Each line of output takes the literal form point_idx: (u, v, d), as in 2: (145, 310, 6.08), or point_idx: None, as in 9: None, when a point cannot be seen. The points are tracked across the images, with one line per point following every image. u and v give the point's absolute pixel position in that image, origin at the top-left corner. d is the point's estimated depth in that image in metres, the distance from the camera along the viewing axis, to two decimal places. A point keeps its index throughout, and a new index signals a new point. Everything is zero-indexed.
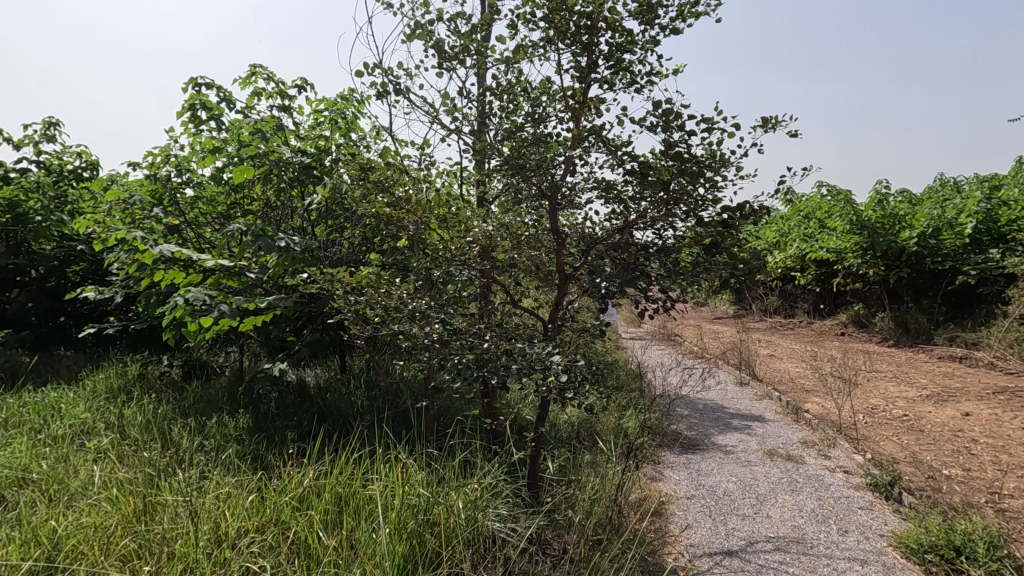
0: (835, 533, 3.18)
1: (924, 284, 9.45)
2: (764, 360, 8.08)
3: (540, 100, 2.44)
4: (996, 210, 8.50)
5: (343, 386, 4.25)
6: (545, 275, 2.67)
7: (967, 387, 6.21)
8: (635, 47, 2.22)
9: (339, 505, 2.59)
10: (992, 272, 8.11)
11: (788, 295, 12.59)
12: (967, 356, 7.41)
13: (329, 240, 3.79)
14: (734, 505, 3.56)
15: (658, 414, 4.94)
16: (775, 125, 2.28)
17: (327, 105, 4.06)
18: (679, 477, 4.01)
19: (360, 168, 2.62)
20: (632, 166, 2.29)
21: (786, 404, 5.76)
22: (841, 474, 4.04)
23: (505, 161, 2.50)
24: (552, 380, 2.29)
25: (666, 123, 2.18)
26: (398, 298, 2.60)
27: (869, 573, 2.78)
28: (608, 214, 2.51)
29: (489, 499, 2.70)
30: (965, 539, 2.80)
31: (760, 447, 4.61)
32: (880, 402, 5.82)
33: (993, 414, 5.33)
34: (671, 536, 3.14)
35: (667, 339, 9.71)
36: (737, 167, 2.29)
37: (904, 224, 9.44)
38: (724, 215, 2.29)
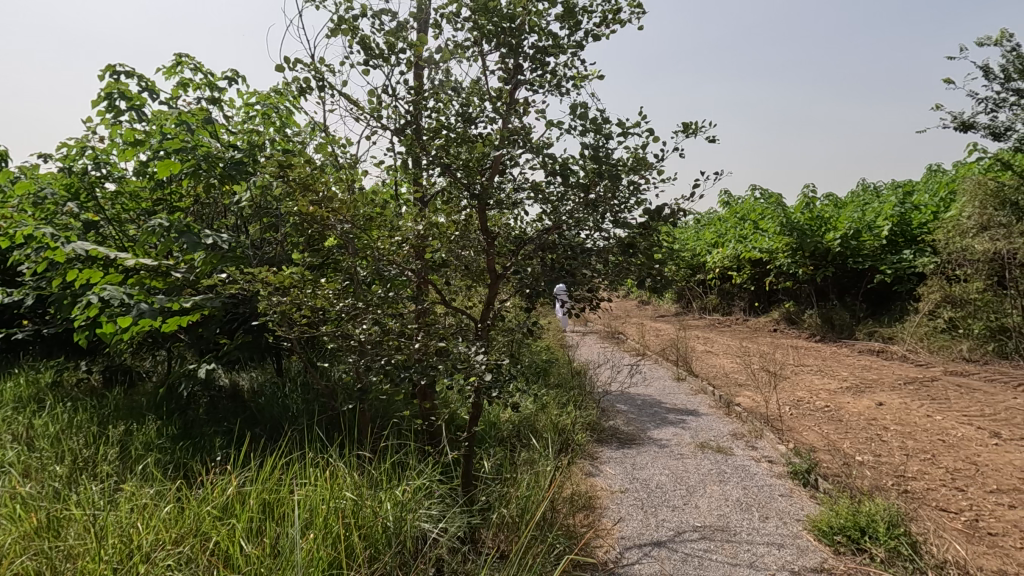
0: (756, 520, 3.34)
1: (847, 282, 10.09)
2: (701, 356, 8.40)
3: (470, 100, 2.42)
4: (909, 214, 9.18)
5: (277, 390, 4.10)
6: (476, 274, 2.66)
7: (882, 378, 6.67)
8: (560, 50, 2.25)
9: (264, 512, 2.51)
10: (905, 271, 8.80)
11: (725, 293, 13.15)
12: (884, 350, 7.96)
13: (261, 239, 3.64)
14: (664, 498, 3.68)
15: (596, 411, 5.06)
16: (695, 130, 2.38)
17: (259, 98, 3.90)
18: (614, 471, 4.12)
19: (280, 166, 2.47)
20: (557, 168, 2.33)
21: (719, 398, 6.01)
22: (765, 464, 4.25)
23: (434, 159, 2.49)
24: (476, 380, 2.29)
25: (588, 125, 2.23)
26: (324, 298, 2.55)
27: (785, 556, 2.94)
28: (538, 215, 2.54)
29: (421, 499, 2.68)
30: (868, 520, 3.01)
31: (693, 441, 4.78)
32: (805, 394, 6.16)
33: (903, 403, 5.75)
34: (603, 529, 3.22)
35: (612, 338, 9.94)
36: (660, 170, 2.38)
37: (829, 225, 10.01)
38: (646, 217, 2.36)
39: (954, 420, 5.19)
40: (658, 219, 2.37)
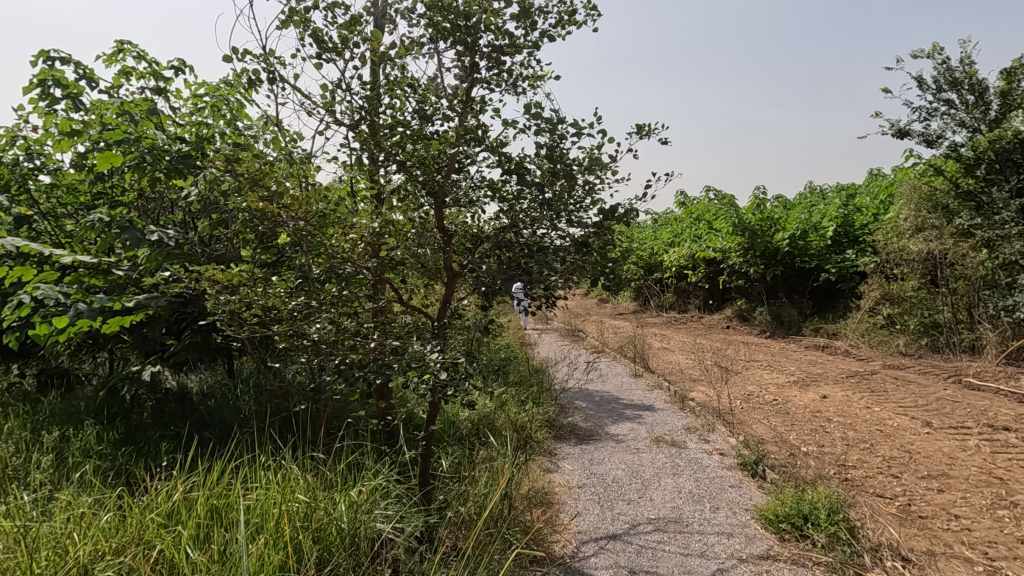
0: (708, 511, 3.45)
1: (795, 280, 10.53)
2: (657, 352, 8.60)
3: (426, 97, 2.39)
4: (852, 216, 9.64)
5: (229, 391, 3.97)
6: (433, 271, 2.64)
7: (827, 372, 7.00)
8: (516, 50, 2.26)
9: (213, 518, 2.43)
10: (848, 270, 9.25)
11: (681, 291, 13.50)
12: (829, 345, 8.34)
13: (211, 236, 3.50)
14: (621, 491, 3.76)
15: (555, 408, 5.11)
16: (648, 131, 2.43)
17: (207, 89, 3.75)
18: (572, 467, 4.17)
19: (228, 160, 2.37)
20: (513, 167, 2.34)
21: (674, 393, 6.17)
22: (717, 456, 4.39)
23: (390, 156, 2.45)
24: (432, 378, 2.28)
25: (543, 124, 2.25)
26: (276, 296, 2.47)
27: (734, 545, 3.05)
28: (495, 213, 2.55)
29: (377, 500, 2.64)
30: (811, 507, 3.15)
31: (649, 435, 4.89)
32: (755, 388, 6.39)
33: (845, 395, 6.05)
34: (560, 525, 3.26)
35: (572, 336, 10.05)
36: (614, 171, 2.41)
37: (779, 226, 10.40)
38: (601, 217, 2.40)
39: (891, 410, 5.49)
40: (612, 219, 2.42)
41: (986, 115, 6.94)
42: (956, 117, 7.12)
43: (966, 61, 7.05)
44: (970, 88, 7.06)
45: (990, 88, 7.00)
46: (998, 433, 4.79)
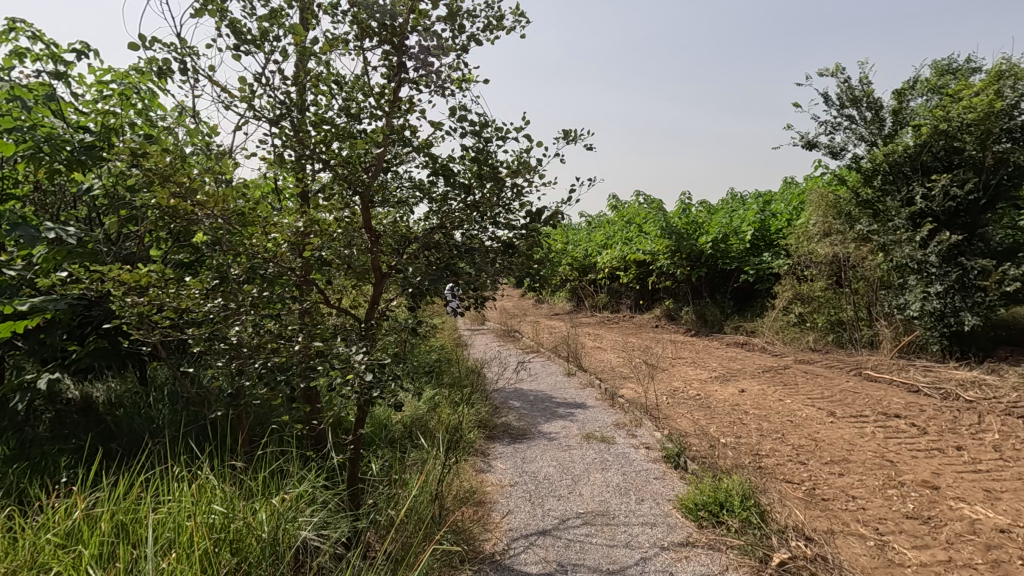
0: (633, 503, 3.60)
1: (718, 281, 11.12)
2: (590, 351, 8.82)
3: (352, 94, 2.34)
4: (768, 221, 10.32)
5: (140, 400, 3.71)
6: (360, 272, 2.60)
7: (745, 368, 7.45)
8: (444, 52, 2.27)
9: (119, 535, 2.27)
10: (765, 272, 9.87)
11: (613, 291, 13.93)
12: (747, 342, 8.88)
13: (120, 234, 3.26)
14: (551, 488, 3.84)
15: (488, 408, 5.15)
16: (575, 137, 2.49)
17: (115, 76, 3.49)
18: (505, 466, 4.22)
19: (135, 153, 2.21)
20: (440, 168, 2.35)
21: (604, 391, 6.36)
22: (643, 450, 4.57)
23: (314, 154, 2.38)
24: (357, 381, 2.23)
25: (470, 127, 2.28)
26: (190, 298, 2.34)
27: (656, 534, 3.20)
28: (424, 214, 2.54)
29: (301, 507, 2.56)
30: (726, 495, 3.34)
31: (579, 432, 5.03)
32: (680, 384, 6.70)
33: (761, 389, 6.46)
34: (491, 523, 3.30)
35: (507, 336, 10.14)
36: (541, 175, 2.46)
37: (703, 230, 10.96)
38: (528, 219, 2.45)
39: (800, 402, 5.92)
40: (539, 221, 2.47)
41: (882, 131, 7.61)
42: (857, 131, 7.76)
43: (864, 81, 7.70)
44: (868, 105, 7.73)
45: (884, 107, 7.69)
46: (890, 420, 5.27)
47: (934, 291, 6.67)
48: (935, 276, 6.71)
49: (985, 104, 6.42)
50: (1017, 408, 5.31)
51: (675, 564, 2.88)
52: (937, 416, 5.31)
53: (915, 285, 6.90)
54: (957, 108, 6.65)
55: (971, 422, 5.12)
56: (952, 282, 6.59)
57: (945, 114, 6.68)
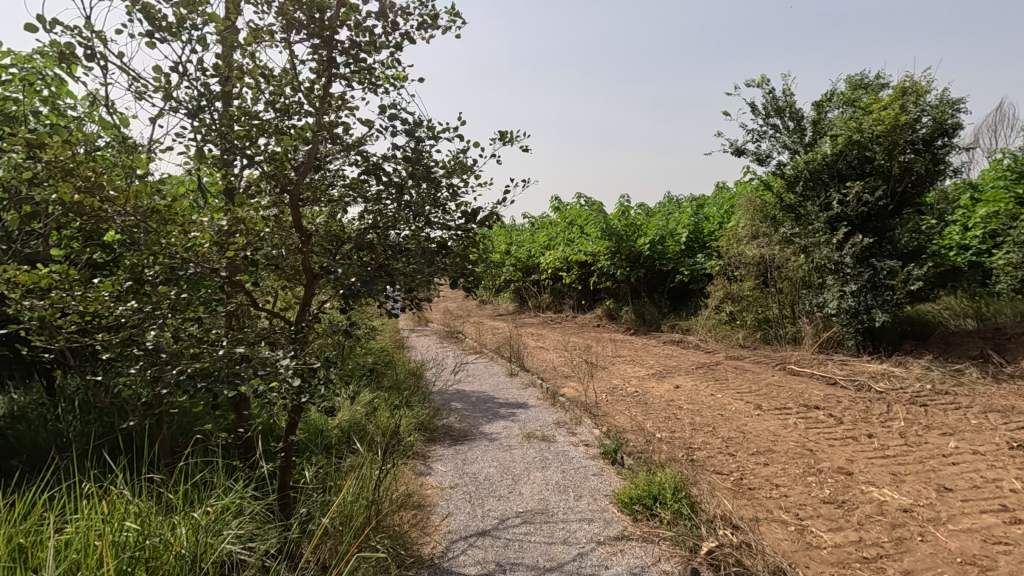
0: (572, 500, 3.66)
1: (655, 281, 11.51)
2: (533, 351, 8.91)
3: (280, 88, 2.24)
4: (702, 224, 10.79)
5: (46, 411, 3.41)
6: (290, 274, 2.50)
7: (680, 365, 7.74)
8: (376, 48, 2.23)
9: (17, 560, 2.09)
10: (699, 272, 10.30)
11: (556, 292, 14.13)
12: (683, 340, 9.24)
13: (21, 232, 2.98)
14: (491, 488, 3.84)
15: (429, 410, 5.10)
16: (511, 139, 2.50)
17: (16, 59, 3.20)
18: (445, 468, 4.19)
19: (33, 144, 2.03)
20: (373, 167, 2.29)
21: (546, 390, 6.44)
22: (582, 447, 4.66)
23: (237, 150, 2.26)
24: (285, 386, 2.13)
25: (403, 126, 2.23)
26: (99, 301, 2.17)
27: (593, 529, 3.26)
28: (360, 213, 2.48)
29: (227, 520, 2.43)
30: (659, 488, 3.45)
31: (521, 432, 5.06)
32: (619, 382, 6.87)
33: (695, 384, 6.73)
34: (431, 527, 3.27)
35: (450, 337, 10.08)
36: (477, 175, 2.46)
37: (641, 232, 11.30)
38: (463, 219, 2.44)
39: (730, 396, 6.21)
40: (474, 222, 2.46)
41: (803, 140, 8.09)
42: (781, 139, 8.23)
43: (787, 92, 8.17)
44: (791, 116, 8.21)
45: (805, 117, 8.19)
46: (810, 411, 5.63)
47: (849, 290, 7.16)
48: (850, 276, 7.21)
49: (892, 117, 6.94)
50: (920, 396, 5.79)
51: (611, 557, 2.95)
52: (852, 406, 5.71)
53: (832, 284, 7.40)
54: (869, 121, 7.17)
55: (881, 411, 5.54)
56: (865, 282, 7.08)
57: (857, 126, 7.20)
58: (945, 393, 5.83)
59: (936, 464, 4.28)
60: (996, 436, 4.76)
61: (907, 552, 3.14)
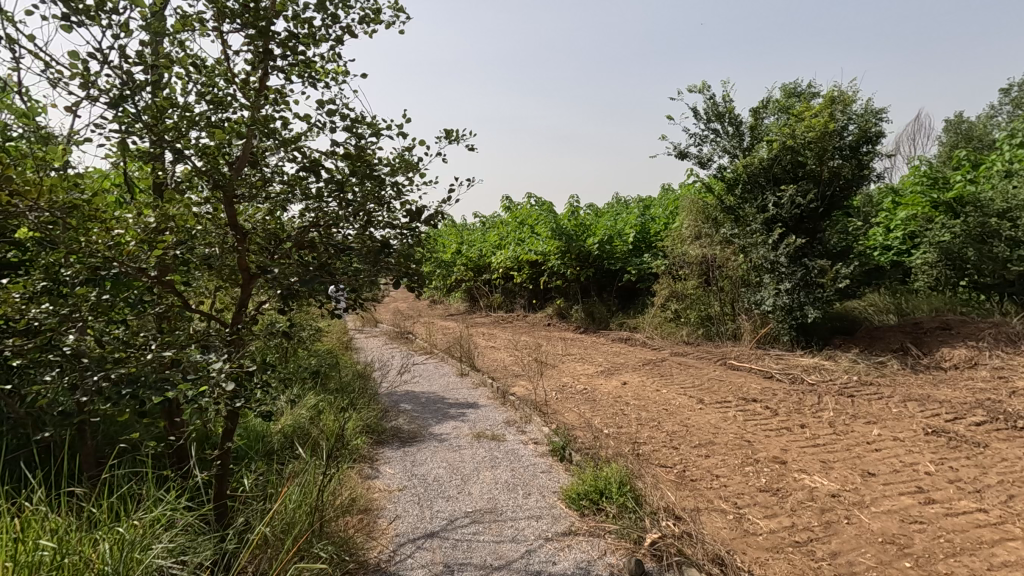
0: (520, 497, 3.68)
1: (604, 281, 11.74)
2: (484, 351, 8.91)
3: (211, 79, 2.14)
4: (648, 224, 11.09)
5: None
6: (225, 274, 2.40)
7: (627, 362, 7.93)
8: (315, 41, 2.16)
9: None
10: (646, 272, 10.59)
11: (507, 291, 14.18)
12: (630, 338, 9.46)
13: None
14: (440, 489, 3.81)
15: (377, 412, 5.01)
16: (456, 137, 2.48)
17: None
18: (393, 471, 4.13)
19: None
20: (312, 164, 2.22)
21: (496, 389, 6.45)
22: (532, 445, 4.69)
23: (163, 142, 2.13)
24: (218, 392, 2.03)
25: (344, 121, 2.17)
26: (10, 305, 2.03)
27: (541, 525, 3.30)
28: (300, 211, 2.40)
29: (157, 533, 2.31)
30: (605, 482, 3.52)
31: (470, 432, 5.04)
32: (568, 380, 6.96)
33: (641, 381, 6.92)
34: (378, 531, 3.21)
35: (400, 337, 9.95)
36: (422, 174, 2.43)
37: (590, 232, 11.50)
38: (408, 218, 2.40)
39: (675, 391, 6.41)
40: (419, 221, 2.43)
41: (742, 145, 8.44)
42: (721, 144, 8.56)
43: (726, 99, 8.50)
44: (730, 121, 8.55)
45: (743, 123, 8.55)
46: (748, 404, 5.89)
47: (784, 288, 7.53)
48: (784, 275, 7.59)
49: (821, 125, 7.38)
50: (847, 388, 6.16)
51: (558, 553, 2.98)
52: (786, 398, 6.01)
53: (769, 282, 7.76)
54: (801, 128, 7.57)
55: (812, 402, 5.85)
56: (798, 280, 7.46)
57: (790, 132, 7.58)
58: (870, 383, 6.23)
59: (861, 451, 4.56)
60: (913, 422, 5.12)
61: (835, 534, 3.34)
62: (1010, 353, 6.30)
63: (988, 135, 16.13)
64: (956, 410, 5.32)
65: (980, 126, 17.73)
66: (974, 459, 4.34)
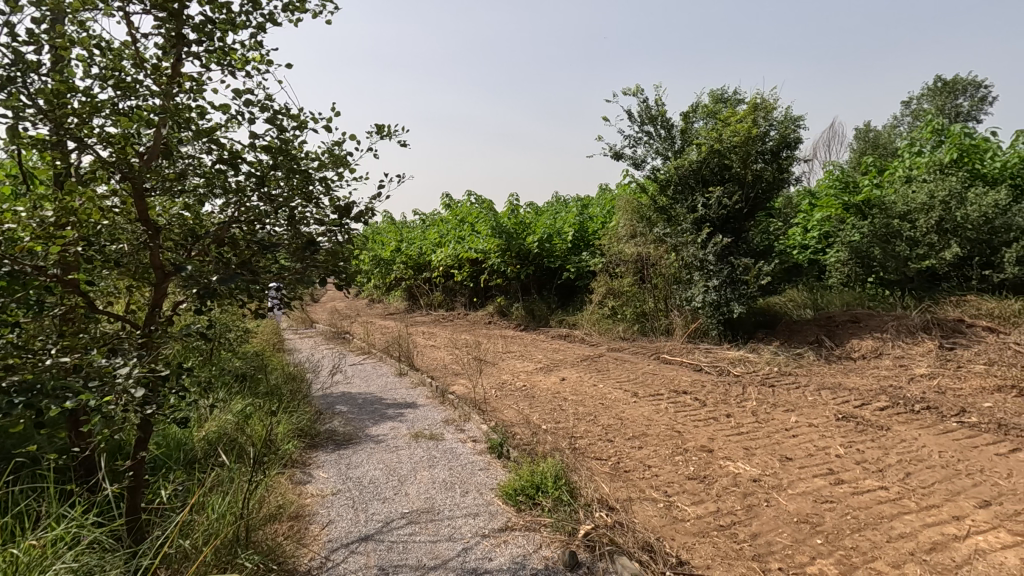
0: (458, 496, 3.67)
1: (544, 279, 11.89)
2: (423, 350, 8.82)
3: (117, 62, 1.99)
4: (586, 223, 11.33)
5: None
6: (138, 272, 2.24)
7: (566, 358, 8.08)
8: (234, 27, 2.06)
9: None
10: (584, 269, 10.81)
11: (448, 290, 14.08)
12: (569, 335, 9.64)
13: None
14: (376, 491, 3.74)
15: (310, 416, 4.85)
16: (388, 132, 2.42)
17: None
18: (327, 474, 4.01)
19: None
20: (231, 157, 2.11)
21: (434, 388, 6.39)
22: (470, 443, 4.68)
23: (61, 129, 1.96)
24: (125, 399, 1.90)
25: (266, 113, 2.08)
26: None
27: (478, 523, 3.30)
28: (220, 206, 2.28)
29: (59, 553, 2.13)
30: (541, 478, 3.57)
31: (408, 432, 4.98)
32: (507, 377, 7.01)
33: (579, 376, 7.07)
34: (310, 537, 3.11)
35: (336, 338, 9.67)
36: (352, 170, 2.36)
37: (530, 230, 11.60)
38: (336, 215, 2.33)
39: (610, 386, 6.59)
40: (348, 218, 2.36)
41: (673, 147, 8.76)
42: (654, 146, 8.85)
43: (659, 102, 8.80)
44: (662, 124, 8.86)
45: (675, 126, 8.88)
46: (679, 396, 6.14)
47: (712, 285, 7.89)
48: (712, 272, 7.96)
49: (745, 130, 7.77)
50: (768, 378, 6.54)
51: (494, 549, 3.00)
52: (714, 390, 6.31)
53: (698, 280, 8.11)
54: (727, 132, 7.93)
55: (737, 393, 6.17)
56: (724, 277, 7.84)
57: (717, 136, 7.95)
58: (788, 374, 6.65)
59: (781, 438, 4.86)
60: (826, 409, 5.51)
61: (755, 517, 3.54)
62: (910, 343, 6.89)
63: (892, 143, 17.54)
64: (864, 397, 5.76)
65: (885, 135, 19.26)
66: (878, 441, 4.72)
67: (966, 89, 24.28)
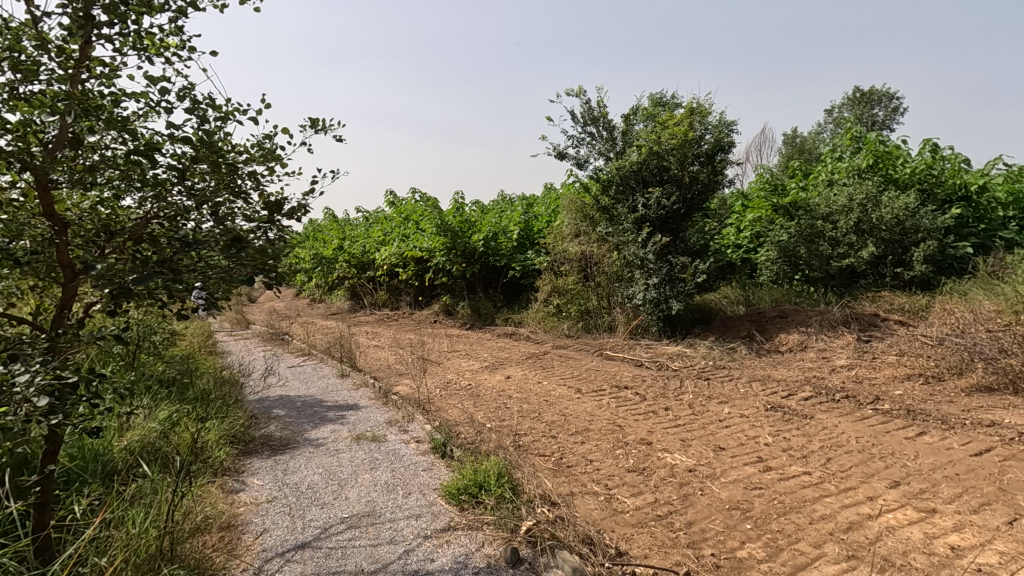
0: (400, 498, 3.61)
1: (489, 277, 11.90)
2: (366, 351, 8.64)
3: (15, 41, 1.83)
4: (531, 222, 11.43)
5: None
6: (43, 271, 2.07)
7: (511, 356, 8.13)
8: (151, 11, 1.94)
9: None
10: (529, 267, 10.89)
11: (393, 289, 13.85)
12: (515, 334, 9.69)
13: None
14: (314, 497, 3.63)
15: (244, 421, 4.65)
16: (322, 126, 2.35)
17: None
18: (261, 481, 3.86)
19: None
20: (147, 147, 1.98)
21: (377, 389, 6.27)
22: (413, 444, 4.62)
23: None
24: (27, 409, 1.75)
25: (186, 102, 1.97)
26: None
27: (420, 524, 3.27)
28: (138, 200, 2.14)
29: None
30: (484, 476, 3.56)
31: (349, 434, 4.86)
32: (452, 376, 6.97)
33: (524, 373, 7.12)
34: (242, 548, 2.98)
35: (274, 339, 9.31)
36: (283, 164, 2.27)
37: (475, 228, 11.56)
38: (266, 211, 2.24)
39: (554, 383, 6.67)
40: (279, 214, 2.27)
41: (615, 148, 8.96)
42: (596, 147, 9.03)
43: (601, 104, 8.97)
44: (604, 125, 9.04)
45: (616, 128, 9.08)
46: (620, 391, 6.29)
47: (652, 282, 8.14)
48: (652, 271, 8.21)
49: (682, 133, 8.04)
50: (704, 372, 6.81)
51: (436, 549, 2.97)
52: (653, 384, 6.52)
53: (639, 278, 8.35)
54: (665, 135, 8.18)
55: (675, 387, 6.39)
56: (663, 275, 8.11)
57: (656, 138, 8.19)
58: (723, 367, 6.95)
59: (715, 429, 5.08)
60: (756, 400, 5.80)
61: (690, 505, 3.68)
62: (831, 336, 7.35)
63: (815, 148, 18.69)
64: (790, 388, 6.10)
65: (810, 141, 20.45)
66: (803, 429, 5.01)
67: (881, 100, 26.16)
